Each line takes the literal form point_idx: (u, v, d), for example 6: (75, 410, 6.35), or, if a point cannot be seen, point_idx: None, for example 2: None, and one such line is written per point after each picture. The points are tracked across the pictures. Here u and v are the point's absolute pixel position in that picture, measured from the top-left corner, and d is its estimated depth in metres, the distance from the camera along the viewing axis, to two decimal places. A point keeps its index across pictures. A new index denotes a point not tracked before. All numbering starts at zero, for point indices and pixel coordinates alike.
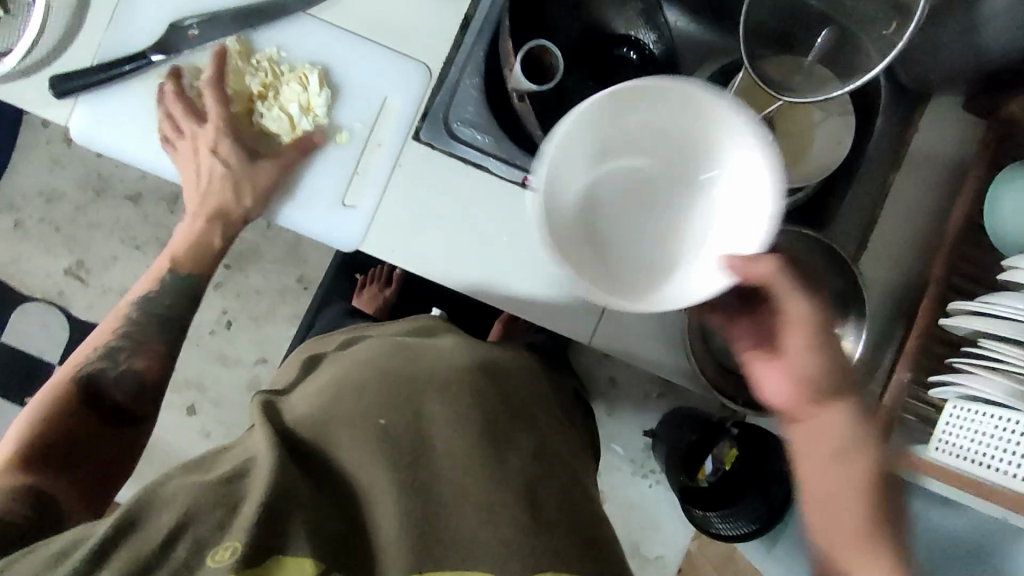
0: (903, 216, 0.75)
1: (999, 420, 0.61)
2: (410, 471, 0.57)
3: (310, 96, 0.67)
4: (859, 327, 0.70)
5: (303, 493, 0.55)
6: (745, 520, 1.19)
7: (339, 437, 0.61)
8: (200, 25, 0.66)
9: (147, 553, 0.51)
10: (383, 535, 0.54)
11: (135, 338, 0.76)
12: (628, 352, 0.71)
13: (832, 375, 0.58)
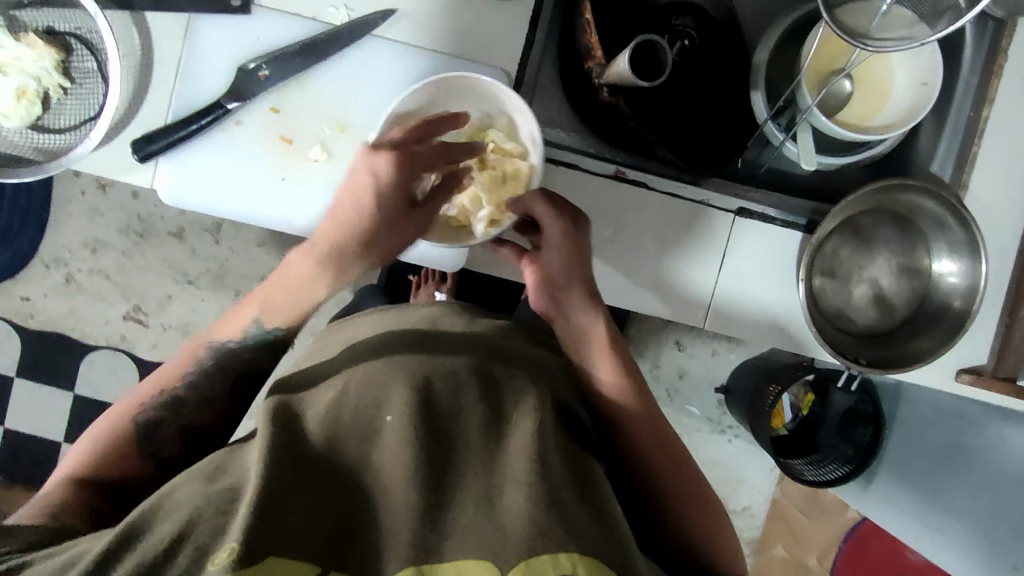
0: (1011, 145, 0.71)
1: None
2: (423, 447, 0.50)
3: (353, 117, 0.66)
4: (971, 264, 0.67)
5: (302, 482, 0.48)
6: (836, 463, 1.18)
7: (356, 425, 0.53)
8: (270, 65, 0.63)
9: (150, 557, 0.43)
10: (394, 507, 0.47)
11: (206, 399, 0.59)
12: (741, 327, 0.72)
13: (575, 284, 0.65)
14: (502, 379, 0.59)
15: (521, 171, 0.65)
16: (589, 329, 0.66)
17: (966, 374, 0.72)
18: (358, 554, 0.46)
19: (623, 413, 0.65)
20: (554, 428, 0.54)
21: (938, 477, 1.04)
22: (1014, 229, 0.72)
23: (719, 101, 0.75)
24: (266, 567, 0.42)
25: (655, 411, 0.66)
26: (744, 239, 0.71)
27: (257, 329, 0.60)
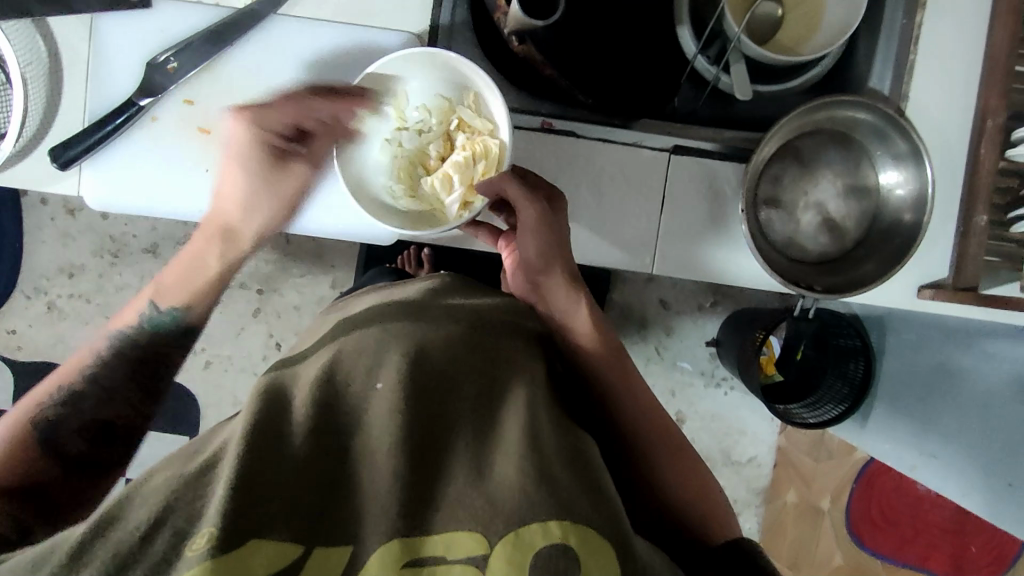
0: (951, 48, 0.69)
1: None
2: (413, 417, 0.46)
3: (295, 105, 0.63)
4: (920, 176, 0.65)
5: (286, 452, 0.43)
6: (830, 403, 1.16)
7: (342, 394, 0.48)
8: (177, 56, 0.63)
9: (128, 544, 0.38)
10: (378, 481, 0.43)
11: (112, 394, 0.57)
12: (688, 268, 0.72)
13: (554, 267, 0.65)
14: (492, 340, 0.56)
15: (491, 150, 0.62)
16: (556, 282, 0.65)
17: (927, 290, 0.70)
18: (339, 525, 0.42)
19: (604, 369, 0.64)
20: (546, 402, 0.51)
21: (931, 402, 1.02)
22: (959, 135, 0.70)
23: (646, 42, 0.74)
24: (246, 553, 0.38)
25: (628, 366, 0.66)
26: (682, 179, 0.70)
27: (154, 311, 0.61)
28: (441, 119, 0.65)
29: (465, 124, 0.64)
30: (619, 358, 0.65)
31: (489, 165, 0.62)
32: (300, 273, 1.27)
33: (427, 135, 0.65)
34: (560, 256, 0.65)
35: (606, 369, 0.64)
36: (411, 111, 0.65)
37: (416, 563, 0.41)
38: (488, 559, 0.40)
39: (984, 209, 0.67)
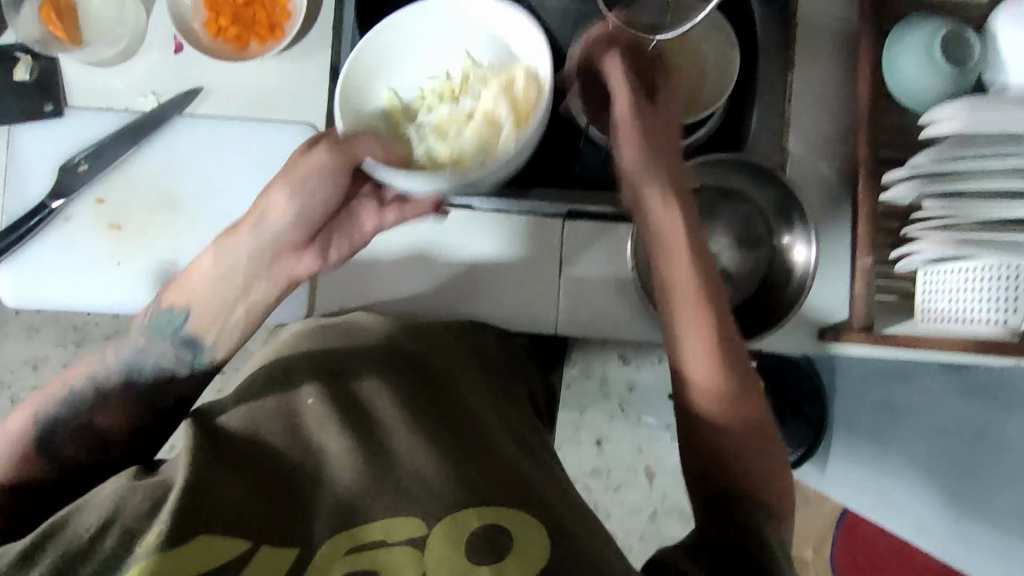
0: (818, 106, 0.75)
1: (970, 273, 0.62)
2: (347, 427, 0.53)
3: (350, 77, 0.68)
4: (807, 232, 0.68)
5: (232, 467, 0.49)
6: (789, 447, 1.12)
7: (281, 408, 0.55)
8: (88, 159, 0.67)
9: (79, 542, 0.44)
10: (321, 483, 0.50)
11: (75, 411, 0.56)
12: (594, 328, 0.73)
13: (661, 171, 0.59)
14: (429, 349, 0.63)
15: (516, 78, 0.67)
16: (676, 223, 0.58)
17: (828, 331, 0.72)
18: (285, 526, 0.47)
19: (712, 315, 0.56)
20: (463, 403, 0.59)
21: (880, 433, 0.98)
22: (842, 182, 0.74)
23: (543, 115, 0.78)
24: (194, 546, 0.44)
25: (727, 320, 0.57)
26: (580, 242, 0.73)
27: (165, 317, 0.57)
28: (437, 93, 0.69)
29: (455, 90, 0.69)
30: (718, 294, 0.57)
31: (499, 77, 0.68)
32: None
33: (424, 106, 0.68)
34: (677, 184, 0.59)
35: (726, 321, 0.57)
36: (410, 88, 0.69)
37: (358, 549, 0.46)
38: (427, 540, 0.46)
39: (868, 251, 0.70)
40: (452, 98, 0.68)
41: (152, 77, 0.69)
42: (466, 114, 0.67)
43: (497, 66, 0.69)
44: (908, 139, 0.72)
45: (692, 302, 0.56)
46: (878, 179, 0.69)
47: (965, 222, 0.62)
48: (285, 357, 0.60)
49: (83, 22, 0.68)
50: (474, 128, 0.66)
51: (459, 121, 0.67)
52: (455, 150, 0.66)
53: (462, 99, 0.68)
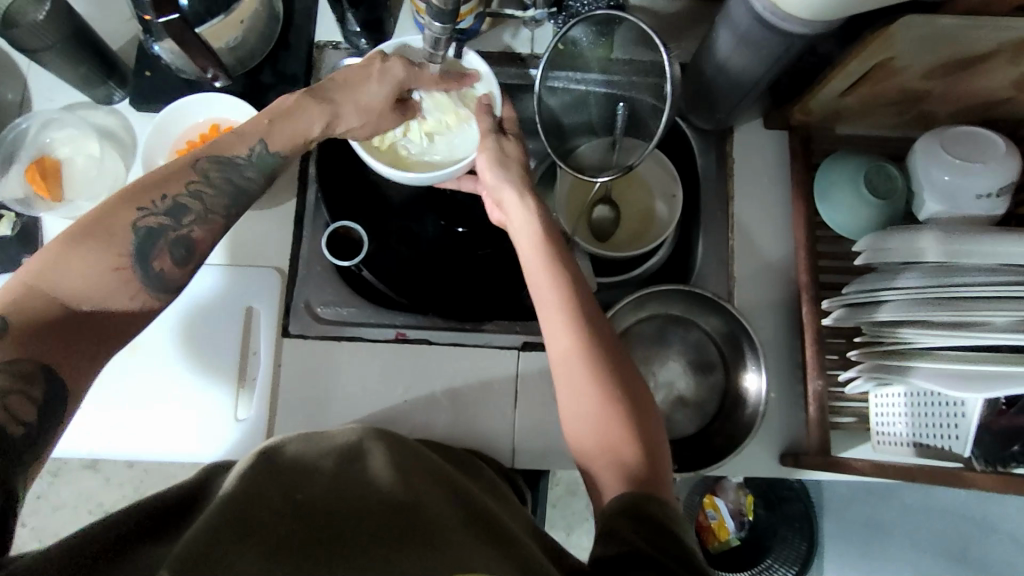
0: (761, 232, 0.78)
1: (904, 396, 0.66)
2: (345, 489, 0.49)
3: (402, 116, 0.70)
4: (757, 361, 0.71)
5: (249, 537, 0.41)
6: (783, 566, 1.04)
7: (275, 491, 0.47)
8: None
9: None
10: (354, 551, 0.42)
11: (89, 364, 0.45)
12: (553, 460, 0.72)
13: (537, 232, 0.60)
14: (422, 465, 0.55)
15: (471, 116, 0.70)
16: (556, 308, 0.54)
17: (786, 457, 0.72)
18: None
19: (617, 403, 0.51)
20: (460, 496, 0.51)
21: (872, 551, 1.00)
22: (789, 306, 0.76)
23: (503, 253, 0.82)
24: None
25: (645, 416, 0.51)
26: (539, 373, 0.73)
27: (266, 151, 0.57)
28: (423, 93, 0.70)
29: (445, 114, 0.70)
30: (626, 382, 0.52)
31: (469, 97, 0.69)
32: None
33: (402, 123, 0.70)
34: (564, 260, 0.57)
35: (613, 394, 0.51)
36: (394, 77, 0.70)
37: None
38: None
39: (820, 375, 0.70)
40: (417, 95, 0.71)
41: None
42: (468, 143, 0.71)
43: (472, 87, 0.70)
44: (846, 264, 0.75)
45: (584, 391, 0.51)
46: (820, 305, 0.71)
47: (887, 351, 0.64)
48: (277, 458, 0.51)
49: (66, 180, 0.73)
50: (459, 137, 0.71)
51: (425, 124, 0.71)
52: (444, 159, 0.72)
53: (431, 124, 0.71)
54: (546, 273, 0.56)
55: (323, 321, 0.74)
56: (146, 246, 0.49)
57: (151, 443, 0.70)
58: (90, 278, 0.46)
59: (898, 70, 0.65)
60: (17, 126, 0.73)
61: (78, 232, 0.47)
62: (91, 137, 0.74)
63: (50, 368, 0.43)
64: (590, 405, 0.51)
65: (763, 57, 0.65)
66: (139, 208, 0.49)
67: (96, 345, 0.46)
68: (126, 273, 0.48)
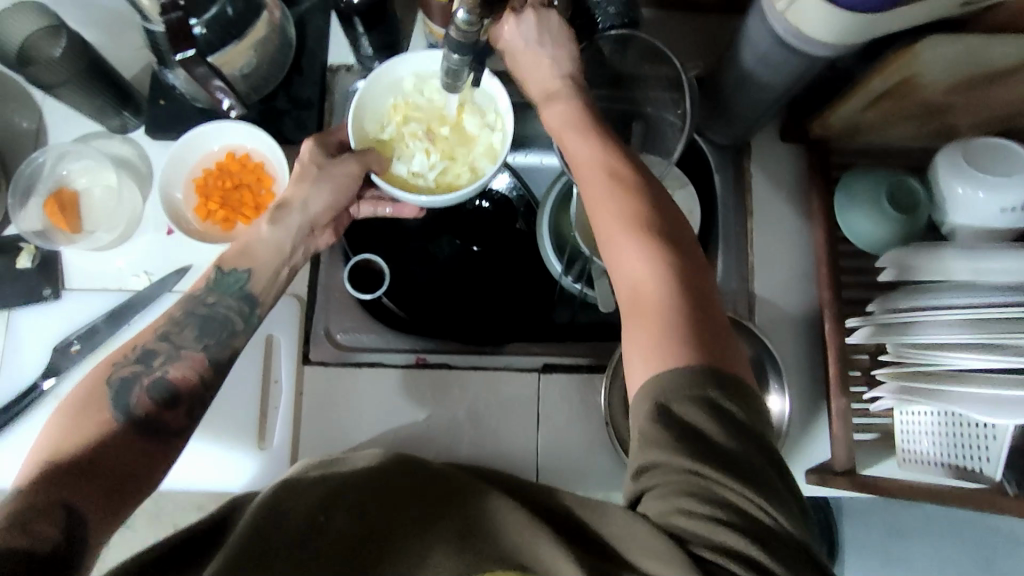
0: (781, 246, 0.77)
1: (931, 414, 0.66)
2: (365, 520, 0.49)
3: (438, 150, 0.69)
4: (779, 380, 0.71)
5: None
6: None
7: (294, 518, 0.48)
8: (82, 338, 0.70)
9: None
10: None
11: (119, 481, 0.49)
12: (574, 483, 0.71)
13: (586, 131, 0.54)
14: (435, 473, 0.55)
15: (485, 127, 0.68)
16: (615, 210, 0.50)
17: (811, 474, 0.71)
18: None
19: (680, 311, 0.46)
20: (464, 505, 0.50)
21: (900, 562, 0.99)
22: (811, 321, 0.76)
23: (518, 272, 0.84)
24: None
25: (722, 334, 0.46)
26: (559, 395, 0.73)
27: (224, 275, 0.61)
28: (394, 117, 0.69)
29: (434, 119, 0.69)
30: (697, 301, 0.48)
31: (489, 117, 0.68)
32: None
33: (399, 147, 0.68)
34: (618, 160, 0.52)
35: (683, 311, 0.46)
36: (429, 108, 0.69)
37: None
38: None
39: (843, 393, 0.70)
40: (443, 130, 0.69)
41: (145, 258, 0.73)
42: (491, 117, 0.69)
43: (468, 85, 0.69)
44: (868, 279, 0.74)
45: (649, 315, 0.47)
46: (843, 322, 0.71)
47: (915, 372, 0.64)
48: (298, 484, 0.52)
49: (85, 213, 0.74)
50: (474, 130, 0.69)
51: (448, 147, 0.69)
52: (482, 150, 0.68)
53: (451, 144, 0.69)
54: (603, 171, 0.52)
55: (344, 347, 0.75)
56: (124, 392, 0.54)
57: (177, 471, 0.71)
58: (84, 439, 0.50)
59: (919, 86, 0.64)
60: (35, 160, 0.73)
61: (77, 404, 0.53)
62: (108, 168, 0.74)
63: (71, 509, 0.45)
64: (655, 302, 0.47)
65: (779, 75, 0.65)
66: (113, 365, 0.56)
67: (117, 494, 0.48)
68: (114, 420, 0.53)
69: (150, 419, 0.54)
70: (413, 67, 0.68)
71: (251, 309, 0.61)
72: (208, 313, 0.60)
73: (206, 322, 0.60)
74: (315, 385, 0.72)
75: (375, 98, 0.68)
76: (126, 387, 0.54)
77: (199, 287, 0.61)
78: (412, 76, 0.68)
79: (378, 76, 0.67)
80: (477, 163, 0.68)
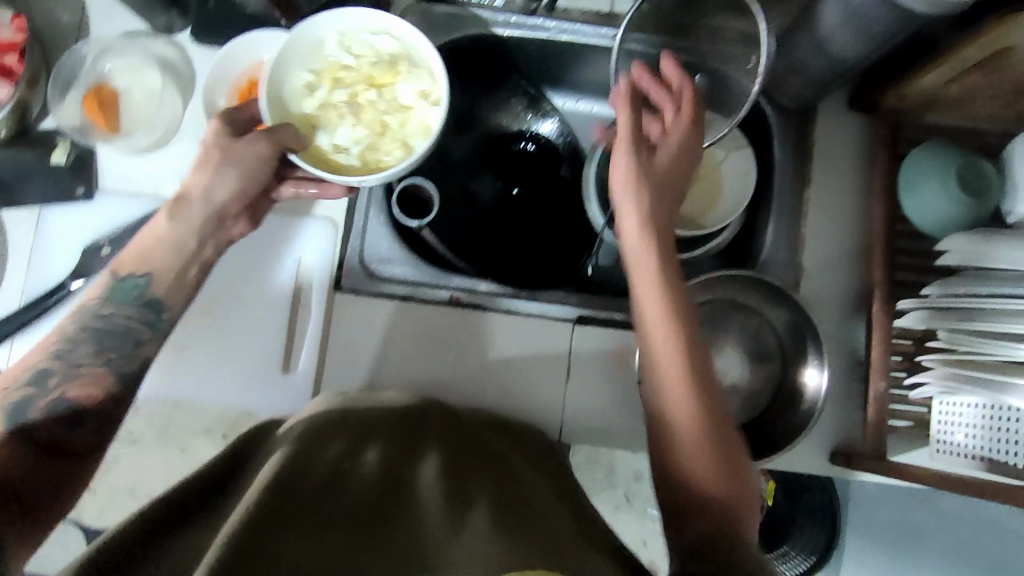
0: (835, 221, 0.74)
1: (977, 405, 0.63)
2: (395, 469, 0.52)
3: (354, 129, 0.61)
4: (819, 356, 0.68)
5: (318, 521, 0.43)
6: (800, 554, 1.02)
7: (330, 462, 0.50)
8: (113, 242, 0.68)
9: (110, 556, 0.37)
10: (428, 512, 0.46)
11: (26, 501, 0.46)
12: (600, 437, 0.71)
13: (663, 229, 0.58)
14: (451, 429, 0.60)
15: (389, 101, 0.62)
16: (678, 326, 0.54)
17: (838, 455, 0.70)
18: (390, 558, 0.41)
19: (715, 445, 0.52)
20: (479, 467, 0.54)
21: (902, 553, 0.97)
22: (857, 301, 0.73)
23: (560, 221, 0.81)
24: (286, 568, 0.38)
25: (741, 461, 0.53)
26: (591, 350, 0.71)
27: (119, 280, 0.57)
28: (322, 81, 0.61)
29: (361, 84, 0.62)
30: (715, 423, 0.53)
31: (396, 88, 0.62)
32: None
33: (325, 115, 0.61)
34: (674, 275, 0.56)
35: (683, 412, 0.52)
36: (293, 80, 0.60)
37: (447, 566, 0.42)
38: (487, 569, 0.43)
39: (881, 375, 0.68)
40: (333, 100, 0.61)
41: (183, 165, 0.71)
42: (428, 88, 0.61)
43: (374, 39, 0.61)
44: (922, 262, 0.71)
45: (660, 414, 0.54)
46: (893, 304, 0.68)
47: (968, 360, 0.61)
48: (321, 431, 0.54)
49: (124, 113, 0.71)
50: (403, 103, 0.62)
51: (347, 121, 0.61)
52: (415, 125, 0.62)
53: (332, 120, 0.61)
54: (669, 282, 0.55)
55: (377, 277, 0.73)
56: (21, 413, 0.50)
57: (203, 385, 0.70)
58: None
59: (1016, 61, 0.60)
60: (78, 51, 0.71)
61: None
62: (152, 69, 0.72)
63: None
64: (690, 423, 0.52)
65: (868, 34, 0.61)
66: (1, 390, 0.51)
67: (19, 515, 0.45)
68: (11, 446, 0.48)
69: (54, 442, 0.51)
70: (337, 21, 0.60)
71: (156, 315, 0.57)
72: (109, 323, 0.56)
73: (105, 334, 0.56)
74: (344, 314, 0.71)
75: (295, 60, 0.60)
76: (22, 409, 0.50)
77: (94, 296, 0.57)
78: (337, 35, 0.61)
79: (301, 34, 0.59)
80: (385, 147, 0.61)
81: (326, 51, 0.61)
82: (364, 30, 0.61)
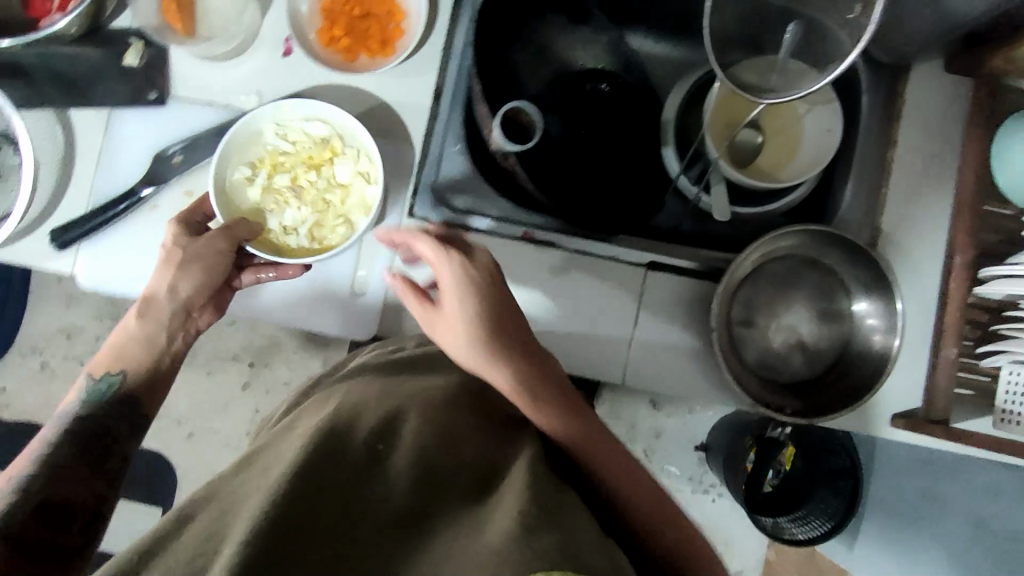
0: (919, 185, 0.73)
1: None
2: (436, 442, 0.49)
3: (301, 215, 0.69)
4: (890, 312, 0.67)
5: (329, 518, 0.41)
6: (817, 521, 0.98)
7: (361, 445, 0.47)
8: (185, 151, 0.67)
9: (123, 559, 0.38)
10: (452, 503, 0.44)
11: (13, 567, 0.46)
12: (663, 382, 0.72)
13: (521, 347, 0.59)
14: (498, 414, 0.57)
15: (356, 184, 0.68)
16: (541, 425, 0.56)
17: (899, 418, 0.70)
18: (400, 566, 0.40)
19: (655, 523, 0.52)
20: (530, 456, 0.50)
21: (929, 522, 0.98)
22: (932, 267, 0.72)
23: (634, 164, 0.79)
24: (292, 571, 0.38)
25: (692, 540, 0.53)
26: (662, 294, 0.72)
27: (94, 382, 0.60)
28: (259, 169, 0.68)
29: (302, 166, 0.69)
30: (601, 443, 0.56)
31: (347, 170, 0.68)
32: (292, 348, 1.15)
33: (268, 201, 0.68)
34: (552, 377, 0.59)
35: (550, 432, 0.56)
36: (246, 166, 0.67)
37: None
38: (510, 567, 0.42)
39: (952, 342, 0.68)
40: (277, 183, 0.68)
41: (259, 76, 0.69)
42: (370, 171, 0.68)
43: (313, 122, 0.67)
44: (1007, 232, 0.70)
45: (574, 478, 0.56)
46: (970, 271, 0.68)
47: None
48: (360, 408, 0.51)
49: (200, 16, 0.69)
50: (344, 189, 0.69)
51: (281, 203, 0.69)
52: (354, 200, 0.69)
53: (289, 203, 0.69)
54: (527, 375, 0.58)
55: (449, 206, 0.71)
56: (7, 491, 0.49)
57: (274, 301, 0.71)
58: None
59: None
60: None
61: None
62: None
63: None
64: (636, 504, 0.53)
65: None
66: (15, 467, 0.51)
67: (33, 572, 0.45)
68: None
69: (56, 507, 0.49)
70: (308, 104, 0.66)
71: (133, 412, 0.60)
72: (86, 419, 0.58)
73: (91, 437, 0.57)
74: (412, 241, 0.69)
75: (235, 154, 0.66)
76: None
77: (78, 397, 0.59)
78: (274, 125, 0.67)
79: (235, 132, 0.65)
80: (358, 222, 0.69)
81: (314, 123, 0.68)
82: (337, 111, 0.67)
